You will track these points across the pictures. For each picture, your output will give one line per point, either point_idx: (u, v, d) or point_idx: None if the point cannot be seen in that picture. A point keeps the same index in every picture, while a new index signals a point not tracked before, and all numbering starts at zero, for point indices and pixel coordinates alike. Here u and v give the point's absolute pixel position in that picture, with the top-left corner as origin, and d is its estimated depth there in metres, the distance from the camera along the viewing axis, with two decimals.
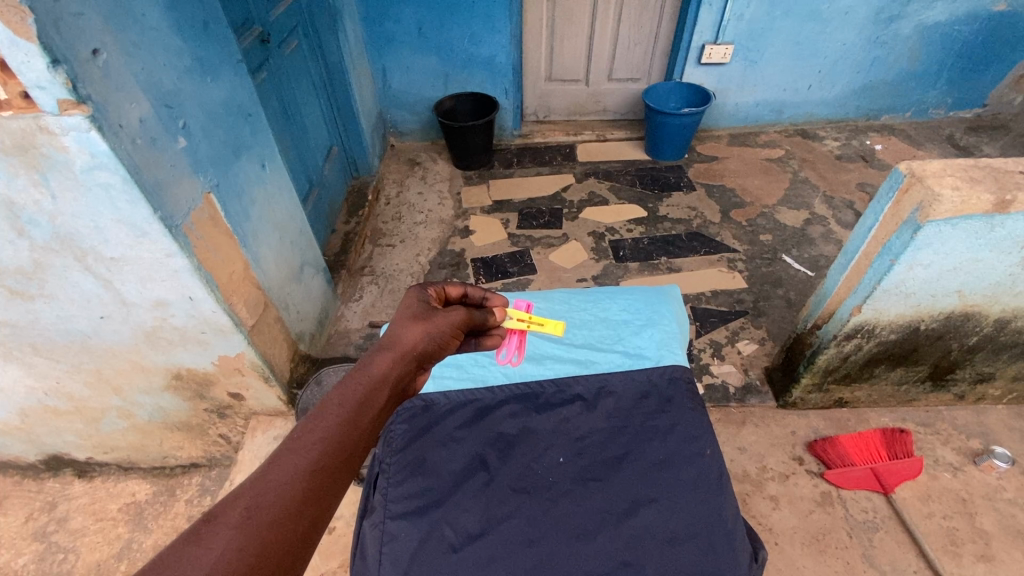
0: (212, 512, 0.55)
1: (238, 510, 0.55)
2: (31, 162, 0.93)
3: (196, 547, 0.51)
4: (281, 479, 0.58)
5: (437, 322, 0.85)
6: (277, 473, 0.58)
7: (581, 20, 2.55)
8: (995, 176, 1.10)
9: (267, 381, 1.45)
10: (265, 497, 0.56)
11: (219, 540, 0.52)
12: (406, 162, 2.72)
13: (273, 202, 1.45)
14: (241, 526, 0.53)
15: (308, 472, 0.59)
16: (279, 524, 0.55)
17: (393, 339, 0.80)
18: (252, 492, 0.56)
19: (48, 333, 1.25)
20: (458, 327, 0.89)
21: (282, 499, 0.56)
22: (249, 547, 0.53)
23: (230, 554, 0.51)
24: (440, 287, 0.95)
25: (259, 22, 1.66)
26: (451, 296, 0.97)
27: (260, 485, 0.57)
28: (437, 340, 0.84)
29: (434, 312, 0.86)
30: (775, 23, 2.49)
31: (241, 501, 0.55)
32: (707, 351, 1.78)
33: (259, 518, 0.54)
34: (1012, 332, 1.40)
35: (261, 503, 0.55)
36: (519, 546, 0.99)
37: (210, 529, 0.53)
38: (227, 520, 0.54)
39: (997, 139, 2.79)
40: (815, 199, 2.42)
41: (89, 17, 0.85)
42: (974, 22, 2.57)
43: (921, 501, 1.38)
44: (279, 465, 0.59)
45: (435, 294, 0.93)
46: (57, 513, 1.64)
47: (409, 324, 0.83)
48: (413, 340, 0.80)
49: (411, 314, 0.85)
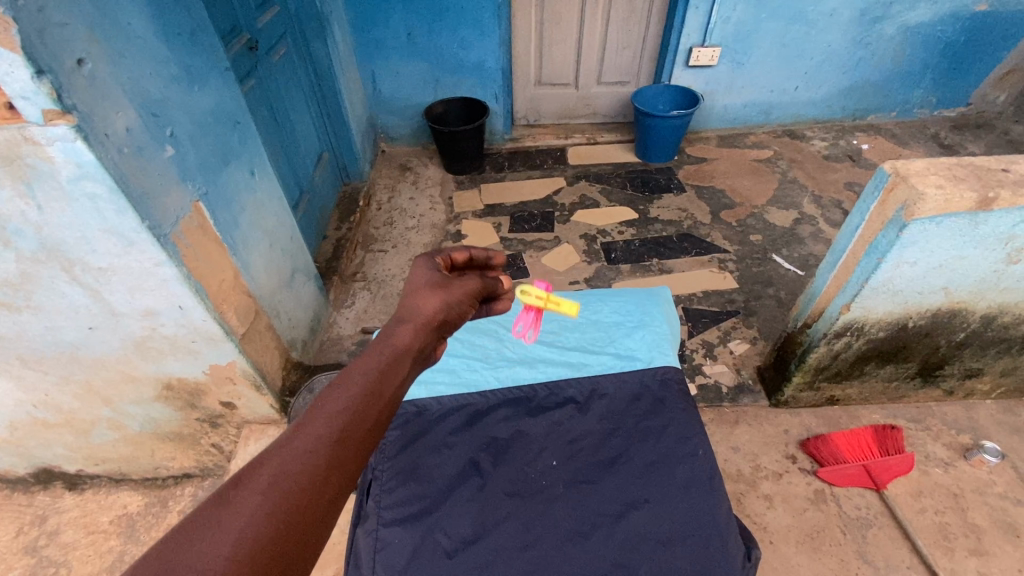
0: (239, 477, 0.52)
1: (265, 475, 0.52)
2: (16, 173, 0.92)
3: (223, 512, 0.49)
4: (307, 446, 0.55)
5: (453, 291, 0.81)
6: (302, 440, 0.55)
7: (568, 24, 2.57)
8: (978, 174, 1.12)
9: (258, 390, 1.44)
10: (292, 464, 0.53)
11: (246, 507, 0.50)
12: (396, 168, 2.72)
13: (262, 209, 1.44)
14: (268, 493, 0.51)
15: (334, 440, 0.56)
16: (304, 492, 0.53)
17: (412, 309, 0.75)
18: (279, 458, 0.54)
19: (36, 344, 1.24)
20: (474, 296, 0.85)
21: (307, 467, 0.54)
22: (276, 515, 0.50)
23: (257, 521, 0.49)
24: (448, 253, 0.91)
25: (246, 29, 1.66)
26: (457, 262, 0.93)
27: (285, 451, 0.54)
28: (455, 309, 0.80)
29: (450, 281, 0.83)
30: (761, 25, 2.52)
31: (267, 468, 0.53)
32: (699, 352, 1.79)
33: (285, 486, 0.52)
34: (998, 328, 1.42)
35: (288, 470, 0.53)
36: (512, 551, 0.99)
37: (237, 495, 0.51)
38: (254, 486, 0.51)
39: (982, 138, 2.83)
40: (804, 199, 2.44)
41: (74, 27, 0.84)
42: (956, 23, 2.61)
43: (912, 497, 1.39)
44: (304, 431, 0.56)
45: (445, 261, 0.90)
46: (47, 527, 1.62)
47: (427, 294, 0.78)
48: (432, 309, 0.76)
49: (426, 283, 0.81)
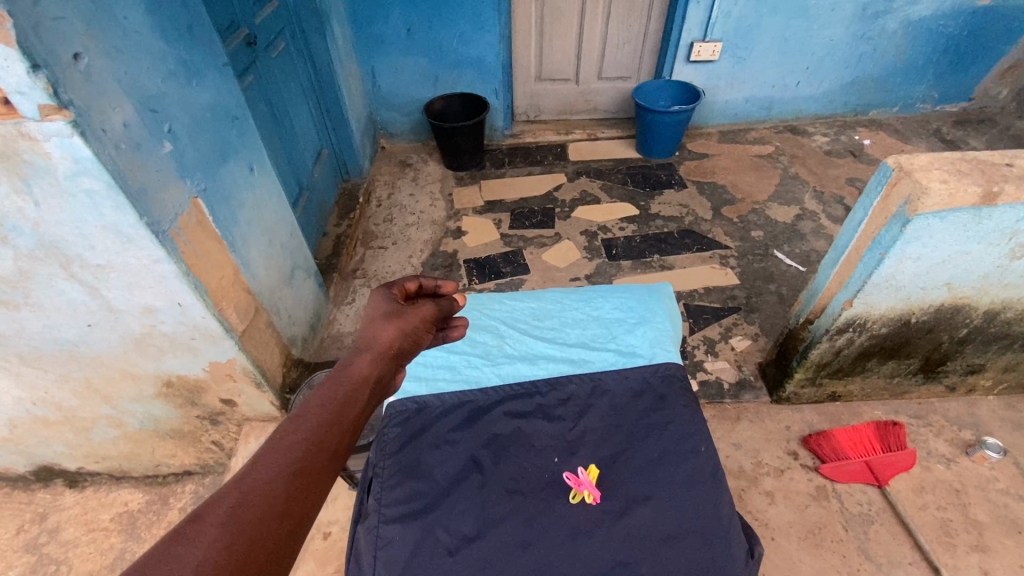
0: (197, 511, 0.53)
1: (224, 508, 0.53)
2: (12, 169, 0.91)
3: (180, 547, 0.50)
4: (265, 478, 0.56)
5: (408, 319, 0.82)
6: (260, 472, 0.56)
7: (569, 19, 2.55)
8: (982, 169, 1.11)
9: (258, 387, 1.44)
10: (251, 496, 0.54)
11: (204, 539, 0.50)
12: (396, 164, 2.71)
13: (261, 206, 1.43)
14: (227, 524, 0.52)
15: (292, 471, 0.57)
16: (263, 523, 0.54)
17: (368, 340, 0.76)
18: (237, 491, 0.55)
19: (34, 342, 1.23)
20: (429, 322, 0.87)
21: (266, 498, 0.55)
22: (235, 545, 0.51)
23: (215, 553, 0.50)
24: (401, 283, 0.91)
25: (244, 24, 1.65)
26: (410, 292, 0.92)
27: (244, 485, 0.55)
28: (411, 336, 0.81)
29: (405, 309, 0.83)
30: (762, 20, 2.50)
31: (226, 501, 0.54)
32: (700, 348, 1.79)
33: (244, 517, 0.53)
34: (1001, 324, 1.42)
35: (247, 501, 0.54)
36: (515, 548, 0.99)
37: (196, 528, 0.51)
38: (212, 519, 0.52)
39: (984, 133, 2.82)
40: (805, 195, 2.43)
41: (69, 22, 0.83)
42: (959, 17, 2.59)
43: (915, 493, 1.38)
44: (261, 463, 0.57)
45: (399, 291, 0.89)
46: (48, 524, 1.61)
47: (382, 324, 0.79)
48: (388, 338, 0.77)
49: (381, 314, 0.82)
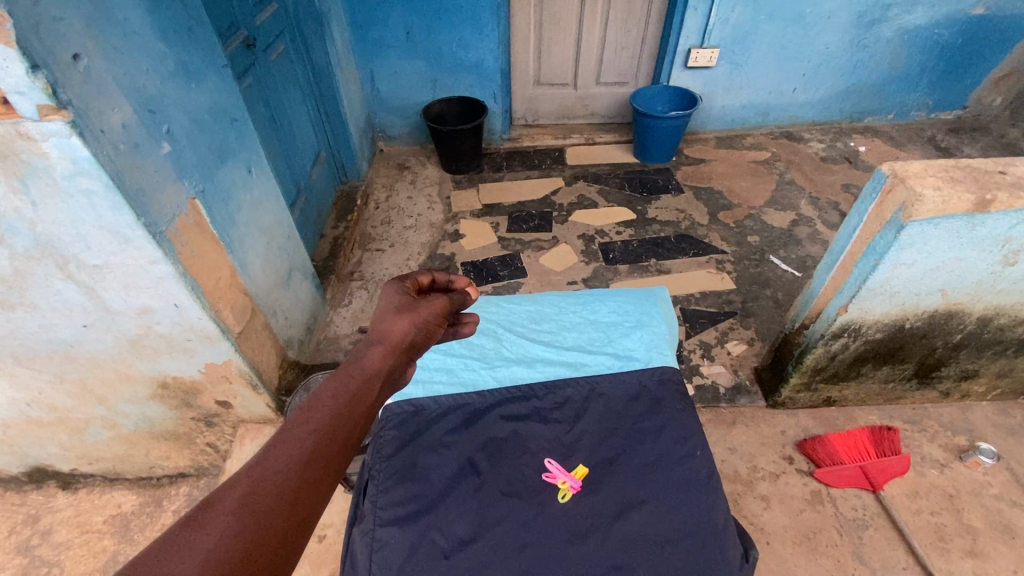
0: (210, 498, 0.53)
1: (236, 496, 0.53)
2: (10, 169, 0.91)
3: (192, 533, 0.50)
4: (277, 467, 0.56)
5: (420, 312, 0.81)
6: (273, 461, 0.56)
7: (568, 25, 2.57)
8: (975, 176, 1.12)
9: (254, 389, 1.43)
10: (263, 485, 0.54)
11: (217, 526, 0.51)
12: (395, 166, 2.72)
13: (260, 207, 1.44)
14: (239, 512, 0.52)
15: (303, 461, 0.57)
16: (273, 511, 0.54)
17: (380, 333, 0.76)
18: (249, 479, 0.55)
19: (29, 342, 1.22)
20: (442, 315, 0.86)
21: (276, 488, 0.55)
22: (246, 532, 0.51)
23: (226, 540, 0.50)
24: (414, 276, 0.91)
25: (244, 27, 1.66)
26: (423, 285, 0.92)
27: (257, 472, 0.55)
28: (424, 330, 0.81)
29: (417, 303, 0.83)
30: (759, 27, 2.52)
31: (237, 489, 0.54)
32: (696, 352, 1.79)
33: (255, 505, 0.53)
34: (995, 330, 1.43)
35: (259, 490, 0.54)
36: (509, 552, 0.99)
37: (208, 515, 0.51)
38: (224, 506, 0.52)
39: (979, 141, 2.84)
40: (801, 201, 2.44)
41: (69, 23, 0.84)
42: (953, 26, 2.61)
43: (909, 498, 1.39)
44: (274, 452, 0.57)
45: (411, 284, 0.89)
46: (39, 527, 1.60)
47: (394, 318, 0.79)
48: (401, 332, 0.77)
49: (393, 307, 0.81)
